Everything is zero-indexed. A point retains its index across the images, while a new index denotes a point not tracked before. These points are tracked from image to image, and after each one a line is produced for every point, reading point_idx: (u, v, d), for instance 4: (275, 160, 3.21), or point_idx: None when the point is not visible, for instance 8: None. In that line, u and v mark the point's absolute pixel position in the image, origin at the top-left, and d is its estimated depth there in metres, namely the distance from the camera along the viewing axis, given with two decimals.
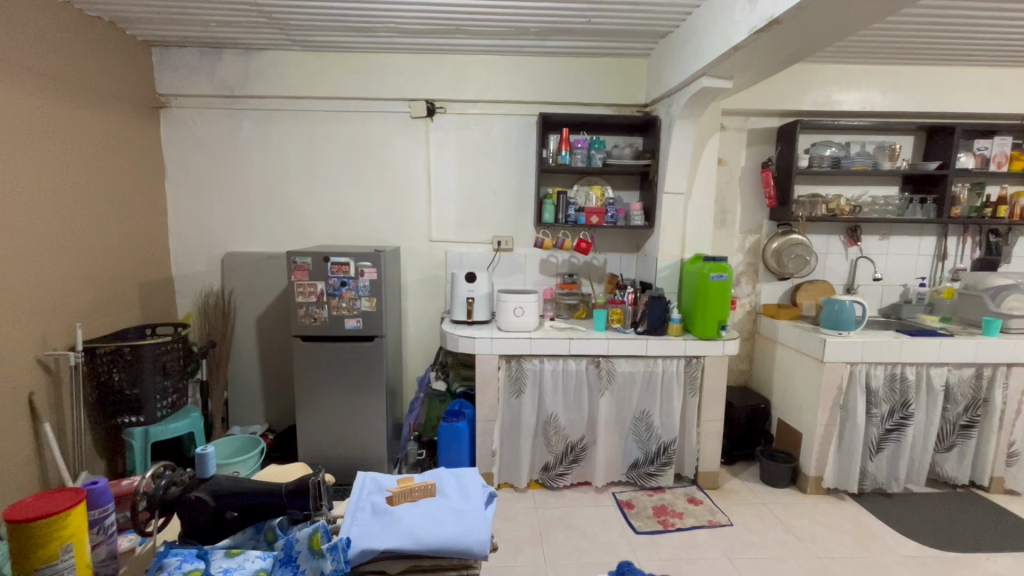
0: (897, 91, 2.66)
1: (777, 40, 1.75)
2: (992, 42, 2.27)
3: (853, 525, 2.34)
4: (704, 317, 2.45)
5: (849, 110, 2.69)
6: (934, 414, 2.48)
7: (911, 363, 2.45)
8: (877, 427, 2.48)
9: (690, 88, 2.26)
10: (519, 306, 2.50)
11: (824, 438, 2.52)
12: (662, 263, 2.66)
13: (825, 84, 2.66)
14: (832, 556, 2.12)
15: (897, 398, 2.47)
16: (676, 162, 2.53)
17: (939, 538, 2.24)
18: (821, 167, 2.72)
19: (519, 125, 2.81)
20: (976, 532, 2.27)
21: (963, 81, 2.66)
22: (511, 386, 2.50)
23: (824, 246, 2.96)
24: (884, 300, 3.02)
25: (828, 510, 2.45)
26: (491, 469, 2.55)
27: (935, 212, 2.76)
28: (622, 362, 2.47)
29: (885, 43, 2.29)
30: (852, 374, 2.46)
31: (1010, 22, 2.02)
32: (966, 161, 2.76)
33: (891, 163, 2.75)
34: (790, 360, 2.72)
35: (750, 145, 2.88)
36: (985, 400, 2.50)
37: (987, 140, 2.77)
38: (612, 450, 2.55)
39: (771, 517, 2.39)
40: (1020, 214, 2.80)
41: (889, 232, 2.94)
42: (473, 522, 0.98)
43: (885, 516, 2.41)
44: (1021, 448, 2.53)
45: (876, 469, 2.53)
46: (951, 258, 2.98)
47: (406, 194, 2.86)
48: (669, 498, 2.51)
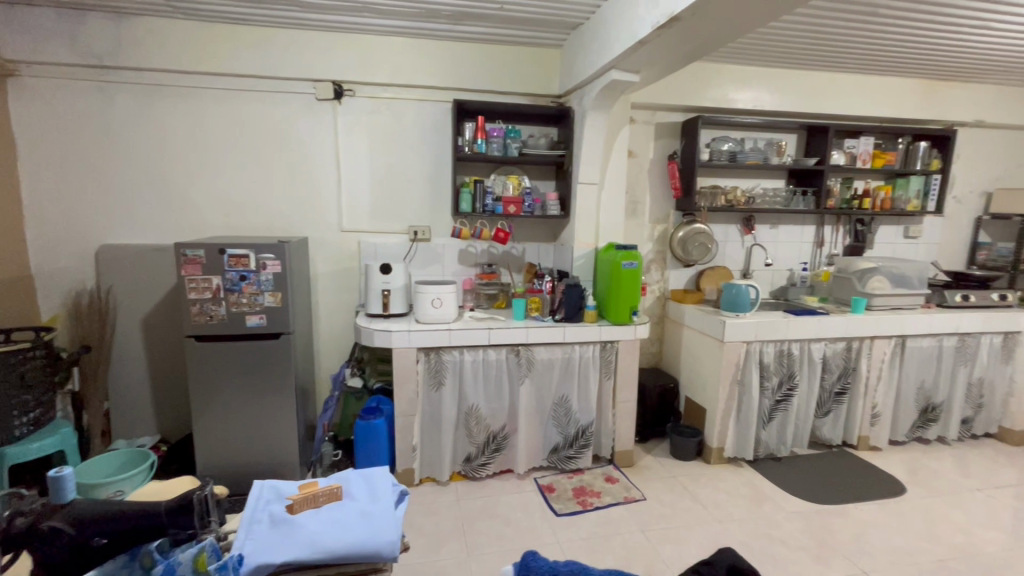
0: (783, 92, 2.91)
1: (679, 36, 1.82)
2: (858, 51, 2.55)
3: (749, 489, 2.57)
4: (618, 304, 2.54)
5: (743, 108, 2.91)
6: (814, 384, 2.78)
7: (796, 340, 2.72)
8: (768, 399, 2.73)
9: (601, 80, 2.31)
10: (437, 297, 2.44)
11: (724, 411, 2.74)
12: (578, 252, 2.72)
13: (721, 83, 2.85)
14: (732, 519, 2.31)
15: (784, 372, 2.73)
16: (589, 153, 2.59)
17: (819, 494, 2.52)
18: (720, 161, 2.93)
19: (433, 112, 2.73)
20: (848, 486, 2.59)
21: (835, 86, 2.96)
22: (430, 379, 2.44)
23: (723, 235, 3.19)
24: (774, 283, 3.32)
25: (728, 477, 2.67)
26: (411, 465, 2.50)
27: (815, 203, 3.08)
28: (541, 350, 2.50)
29: (773, 47, 2.49)
30: (747, 352, 2.68)
31: (873, 33, 2.26)
32: (839, 158, 3.09)
33: (779, 159, 3.01)
34: (694, 341, 2.92)
35: (658, 138, 3.02)
36: (854, 369, 2.84)
37: (856, 139, 3.12)
38: (533, 437, 2.59)
39: (680, 489, 2.55)
40: (881, 205, 3.19)
41: (778, 221, 3.24)
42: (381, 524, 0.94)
43: (775, 478, 2.67)
44: (882, 410, 2.91)
45: (768, 437, 2.78)
46: (827, 245, 3.33)
47: (315, 182, 2.69)
48: (587, 479, 2.60)
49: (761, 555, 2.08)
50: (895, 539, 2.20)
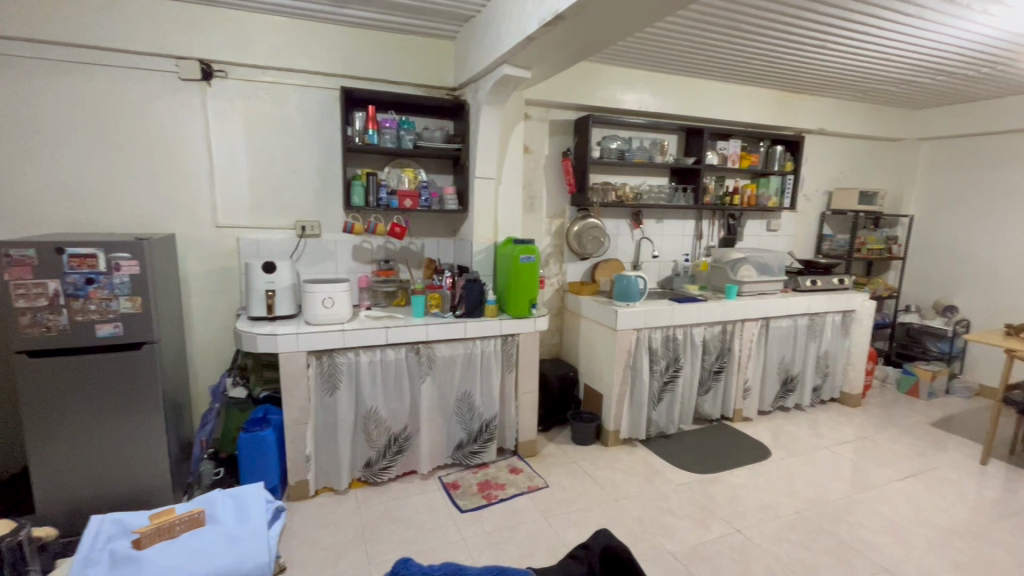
0: (664, 96, 3.14)
1: (565, 35, 1.87)
2: (724, 63, 2.81)
3: (642, 466, 2.75)
4: (518, 297, 2.58)
5: (629, 109, 3.08)
6: (696, 365, 3.04)
7: (680, 326, 2.95)
8: (657, 381, 2.94)
9: (493, 74, 2.31)
10: (329, 297, 2.29)
11: (619, 395, 2.90)
12: (477, 247, 2.71)
13: (608, 84, 2.99)
14: (626, 497, 2.46)
15: (671, 355, 2.95)
16: (485, 147, 2.59)
17: (701, 464, 2.77)
18: (610, 159, 3.08)
19: (318, 99, 2.56)
20: (725, 456, 2.87)
21: (707, 92, 3.25)
22: (324, 384, 2.30)
23: (614, 229, 3.36)
24: (661, 273, 3.58)
25: (624, 457, 2.83)
26: (305, 476, 2.33)
27: (693, 199, 3.35)
28: (442, 347, 2.47)
29: (652, 53, 2.66)
30: (638, 339, 2.86)
31: (735, 47, 2.50)
32: (712, 159, 3.40)
33: (662, 158, 3.24)
34: (591, 330, 3.05)
35: (552, 135, 3.11)
36: (728, 349, 3.15)
37: (726, 141, 3.44)
38: (436, 435, 2.55)
39: (580, 473, 2.66)
40: (747, 202, 3.56)
41: (662, 216, 3.49)
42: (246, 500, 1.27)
43: (664, 454, 2.88)
44: (752, 385, 3.26)
45: (658, 417, 2.99)
46: (705, 238, 3.66)
47: (181, 172, 2.40)
48: (492, 473, 2.62)
49: (652, 527, 2.24)
50: (762, 497, 2.48)
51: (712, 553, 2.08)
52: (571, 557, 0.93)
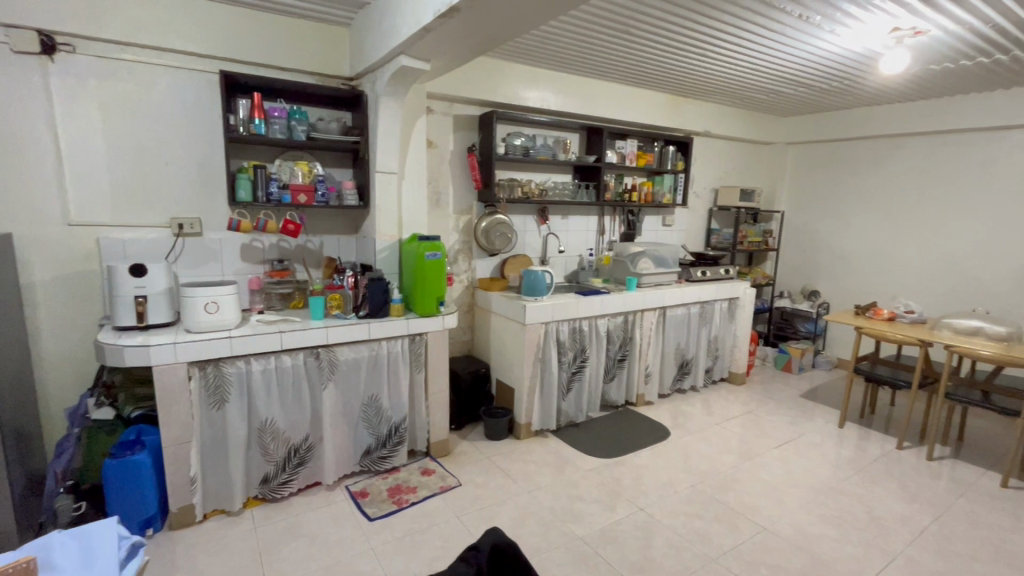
0: (565, 95, 3.23)
1: (462, 27, 1.85)
2: (619, 65, 2.94)
3: (553, 456, 2.82)
4: (424, 296, 2.52)
5: (532, 106, 3.13)
6: (601, 354, 3.18)
7: (586, 318, 3.07)
8: (566, 372, 3.03)
9: (391, 65, 2.23)
10: (212, 301, 2.08)
11: (529, 388, 2.94)
12: (380, 244, 2.61)
13: (511, 80, 3.02)
14: (538, 488, 2.51)
15: (577, 346, 3.06)
16: (385, 140, 2.49)
17: (607, 449, 2.90)
18: (515, 155, 3.11)
19: (194, 83, 2.31)
20: (629, 439, 3.03)
21: (606, 93, 3.40)
22: (209, 398, 2.08)
23: (522, 225, 3.41)
24: (567, 268, 3.69)
25: (536, 449, 2.89)
26: (191, 500, 2.11)
27: (595, 195, 3.50)
28: (344, 350, 2.35)
29: (552, 52, 2.72)
30: (546, 332, 2.93)
31: (627, 50, 2.63)
32: (612, 157, 3.57)
33: (565, 156, 3.35)
34: (501, 326, 3.07)
35: (456, 130, 3.07)
36: (630, 338, 3.33)
37: (624, 141, 3.63)
38: (341, 443, 2.43)
39: (493, 468, 2.67)
40: (645, 199, 3.78)
41: (567, 212, 3.60)
42: (93, 534, 0.97)
43: (574, 442, 2.98)
44: (652, 370, 3.47)
45: (567, 406, 3.09)
46: (607, 233, 3.83)
47: (18, 160, 2.05)
48: (403, 477, 2.55)
49: (563, 514, 2.30)
50: (662, 475, 2.66)
51: (619, 533, 2.19)
52: (462, 560, 0.91)
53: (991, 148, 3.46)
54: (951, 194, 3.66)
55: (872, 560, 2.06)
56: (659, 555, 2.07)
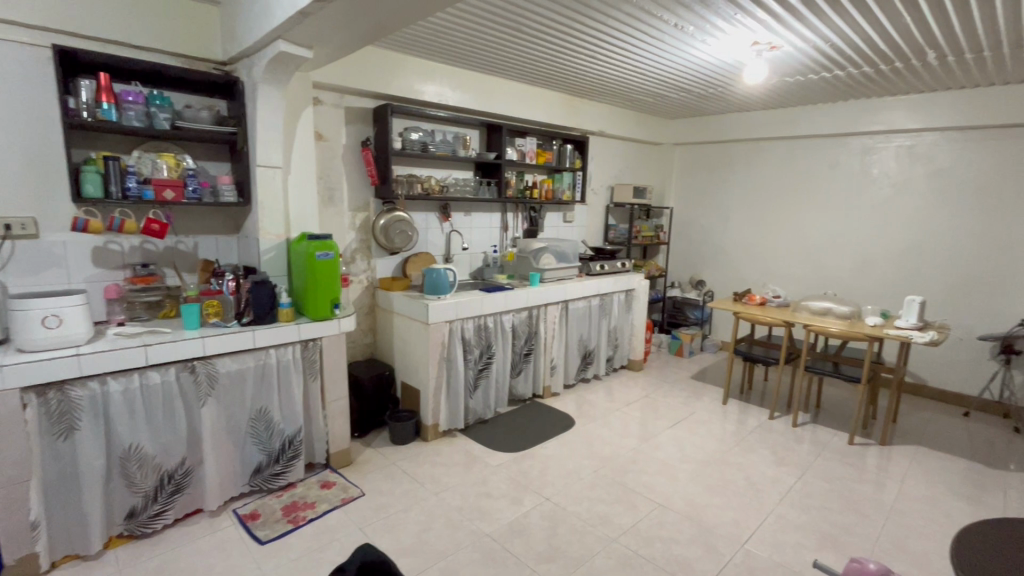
0: (463, 90, 3.21)
1: (344, 14, 1.75)
2: (515, 62, 2.98)
3: (461, 455, 2.80)
4: (316, 299, 2.38)
5: (430, 101, 3.07)
6: (507, 350, 3.21)
7: (490, 314, 3.08)
8: (472, 370, 3.02)
9: (268, 50, 2.06)
10: (53, 314, 1.79)
11: (435, 389, 2.89)
12: (265, 244, 2.41)
13: (406, 73, 2.94)
14: (446, 489, 2.47)
15: (483, 343, 3.06)
16: (266, 132, 2.30)
17: (514, 443, 2.94)
18: (413, 150, 3.03)
19: (20, 57, 1.95)
20: (536, 431, 3.09)
21: (504, 91, 3.43)
22: (53, 426, 1.78)
23: (423, 222, 3.34)
24: (472, 264, 3.68)
25: (444, 450, 2.85)
26: (33, 548, 1.80)
27: (497, 192, 3.53)
28: (225, 361, 2.13)
29: (446, 44, 2.68)
30: (451, 330, 2.89)
31: (521, 46, 2.67)
32: (512, 154, 3.61)
33: (464, 152, 3.33)
34: (403, 326, 2.99)
35: (349, 124, 2.93)
36: (535, 332, 3.40)
37: (523, 138, 3.69)
38: (226, 463, 2.21)
39: (399, 473, 2.59)
40: (545, 196, 3.88)
41: (470, 209, 3.58)
42: None
43: (483, 439, 2.98)
44: (557, 362, 3.58)
45: (475, 404, 3.08)
46: (511, 229, 3.88)
47: None
48: (300, 493, 2.38)
49: (471, 513, 2.29)
50: (567, 464, 2.74)
51: (525, 526, 2.22)
52: None
53: (835, 152, 3.98)
54: (806, 192, 4.17)
55: (749, 522, 2.29)
56: (563, 542, 2.12)
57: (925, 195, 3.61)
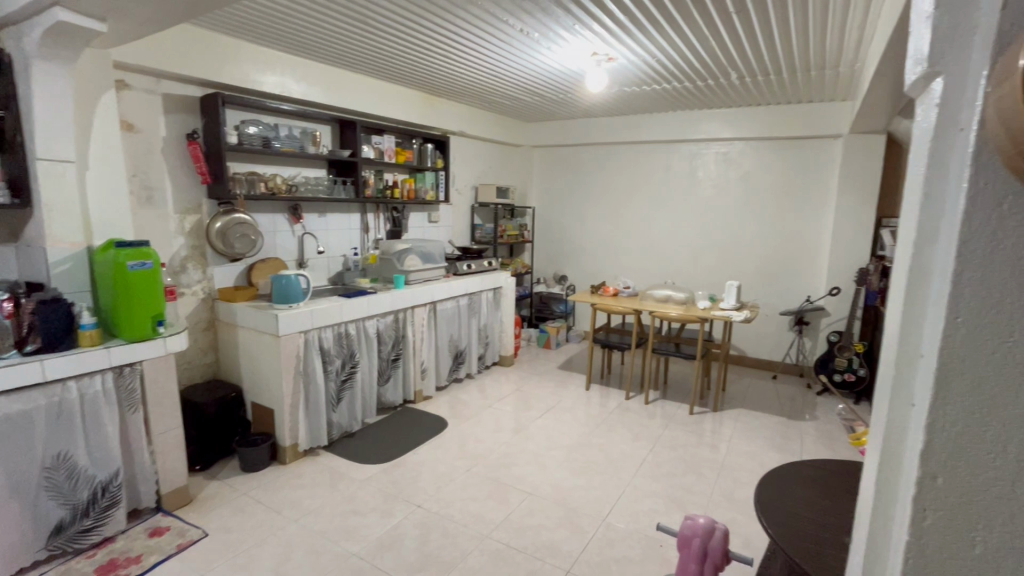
0: (310, 82, 2.98)
1: None
2: (366, 55, 2.85)
3: (325, 474, 2.61)
4: (132, 317, 2.03)
5: (270, 92, 2.81)
6: (372, 357, 3.08)
7: (351, 321, 2.92)
8: (334, 382, 2.83)
9: (43, 19, 1.70)
10: None
11: (292, 406, 2.65)
12: (55, 255, 1.99)
13: (239, 60, 2.64)
14: (307, 513, 2.28)
15: (345, 352, 2.89)
16: (48, 118, 1.89)
17: (384, 453, 2.83)
18: (252, 146, 2.74)
19: None
20: (407, 438, 3.00)
21: (356, 85, 3.27)
22: None
23: (270, 225, 3.04)
24: (330, 269, 3.46)
25: (305, 471, 2.62)
26: None
27: (354, 192, 3.35)
28: (1, 403, 1.71)
29: (285, 31, 2.47)
30: (307, 341, 2.68)
31: (370, 39, 2.56)
32: (369, 152, 3.46)
33: (314, 148, 3.10)
34: (250, 341, 2.69)
35: (168, 113, 2.54)
36: (402, 336, 3.31)
37: (380, 136, 3.56)
38: (9, 529, 1.78)
39: (250, 504, 2.32)
40: (407, 195, 3.79)
41: (325, 210, 3.35)
42: None
43: (350, 453, 2.81)
44: (427, 365, 3.52)
45: (339, 417, 2.89)
46: (372, 231, 3.72)
47: None
48: (121, 547, 2.01)
49: (335, 534, 2.14)
50: (440, 468, 2.70)
51: (396, 538, 2.14)
52: None
53: (668, 156, 4.49)
54: (647, 192, 4.64)
55: (609, 497, 2.47)
56: (435, 548, 2.09)
57: (737, 195, 4.24)
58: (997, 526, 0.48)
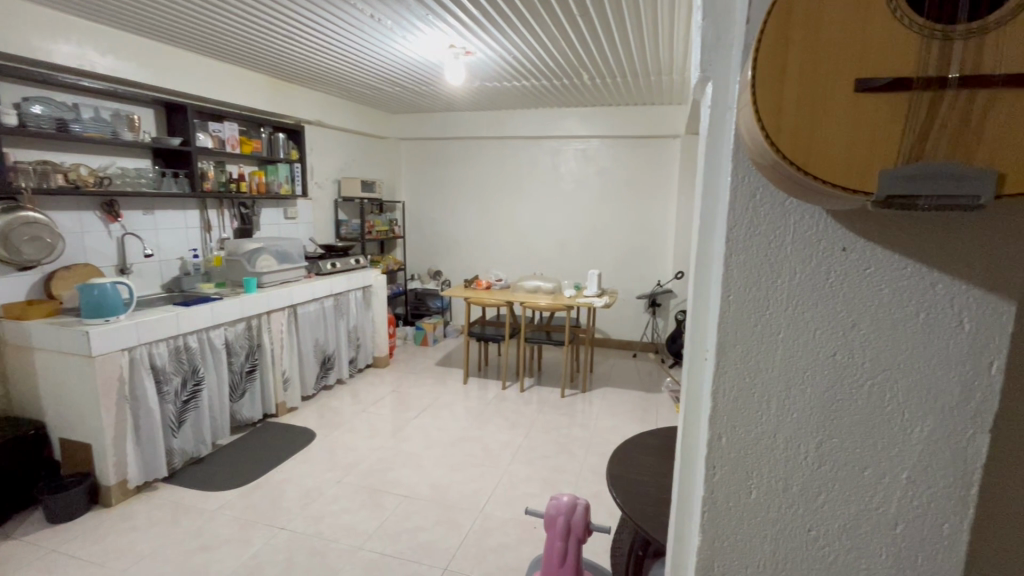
0: (121, 57, 2.54)
1: None
2: (193, 31, 2.51)
3: (165, 509, 2.27)
4: None
5: (65, 65, 2.34)
6: (221, 371, 2.75)
7: (191, 332, 2.57)
8: (173, 403, 2.47)
9: None
10: None
11: (117, 438, 2.25)
12: None
13: (15, 22, 2.15)
14: (141, 559, 1.96)
15: (185, 368, 2.54)
16: None
17: (240, 476, 2.54)
18: (43, 129, 2.27)
19: None
20: (268, 457, 2.74)
21: (185, 64, 2.86)
22: None
23: (77, 226, 2.54)
24: (164, 274, 3.02)
25: (139, 510, 2.26)
26: None
27: (189, 186, 2.96)
28: None
29: None
30: (132, 359, 2.30)
31: (194, 12, 2.24)
32: (206, 141, 3.07)
33: (133, 135, 2.67)
34: (53, 366, 2.23)
35: None
36: (258, 345, 3.01)
37: (219, 123, 3.17)
38: None
39: (63, 561, 1.93)
40: (257, 189, 3.44)
41: (152, 206, 2.90)
42: None
43: (198, 482, 2.48)
44: (290, 374, 3.25)
45: (182, 442, 2.54)
46: (215, 229, 3.31)
47: None
48: None
49: None
50: (307, 483, 2.51)
51: (256, 567, 1.94)
52: None
53: (533, 152, 4.66)
54: (515, 187, 4.77)
55: (486, 488, 2.51)
56: (302, 570, 1.93)
57: (596, 190, 4.55)
58: (764, 466, 0.58)
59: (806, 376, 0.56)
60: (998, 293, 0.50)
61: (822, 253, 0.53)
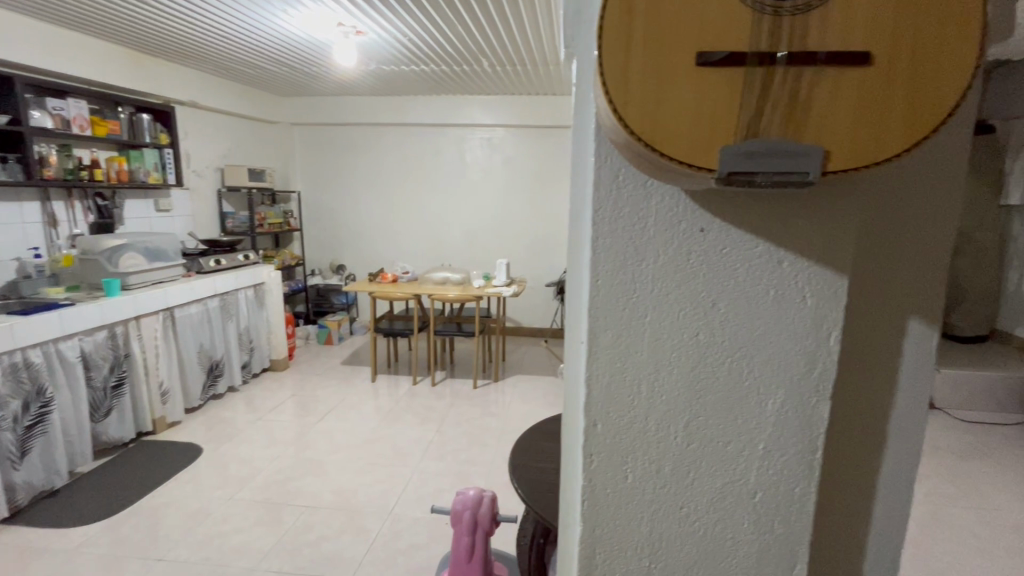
0: None
1: None
2: None
3: (7, 556, 1.92)
4: None
5: None
6: (77, 388, 2.38)
7: (33, 345, 2.19)
8: (12, 431, 2.10)
9: None
10: None
11: None
12: None
13: None
14: None
15: (27, 389, 2.16)
16: None
17: (108, 506, 2.23)
18: None
19: None
20: (143, 480, 2.43)
21: (8, 27, 2.40)
22: None
23: None
24: None
25: None
26: None
27: (23, 174, 2.51)
28: None
29: None
30: None
31: None
32: (43, 121, 2.58)
33: None
34: None
35: None
36: (125, 355, 2.64)
37: (61, 100, 2.68)
38: None
39: None
40: (117, 178, 2.98)
41: None
42: None
43: (51, 518, 2.13)
44: (170, 385, 2.90)
45: (28, 475, 2.17)
46: (64, 224, 2.84)
47: None
48: None
49: None
50: (192, 505, 2.25)
51: None
52: None
53: (437, 140, 4.54)
54: (420, 176, 4.63)
55: (396, 488, 2.42)
56: None
57: (502, 179, 4.55)
58: (638, 450, 0.58)
59: (673, 356, 0.56)
60: (834, 268, 0.53)
61: (681, 233, 0.53)
